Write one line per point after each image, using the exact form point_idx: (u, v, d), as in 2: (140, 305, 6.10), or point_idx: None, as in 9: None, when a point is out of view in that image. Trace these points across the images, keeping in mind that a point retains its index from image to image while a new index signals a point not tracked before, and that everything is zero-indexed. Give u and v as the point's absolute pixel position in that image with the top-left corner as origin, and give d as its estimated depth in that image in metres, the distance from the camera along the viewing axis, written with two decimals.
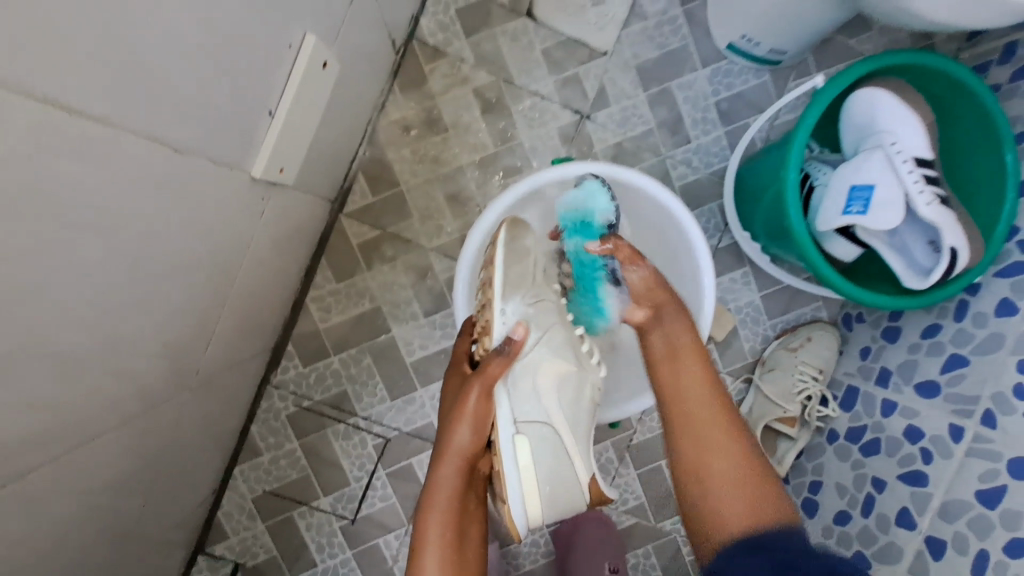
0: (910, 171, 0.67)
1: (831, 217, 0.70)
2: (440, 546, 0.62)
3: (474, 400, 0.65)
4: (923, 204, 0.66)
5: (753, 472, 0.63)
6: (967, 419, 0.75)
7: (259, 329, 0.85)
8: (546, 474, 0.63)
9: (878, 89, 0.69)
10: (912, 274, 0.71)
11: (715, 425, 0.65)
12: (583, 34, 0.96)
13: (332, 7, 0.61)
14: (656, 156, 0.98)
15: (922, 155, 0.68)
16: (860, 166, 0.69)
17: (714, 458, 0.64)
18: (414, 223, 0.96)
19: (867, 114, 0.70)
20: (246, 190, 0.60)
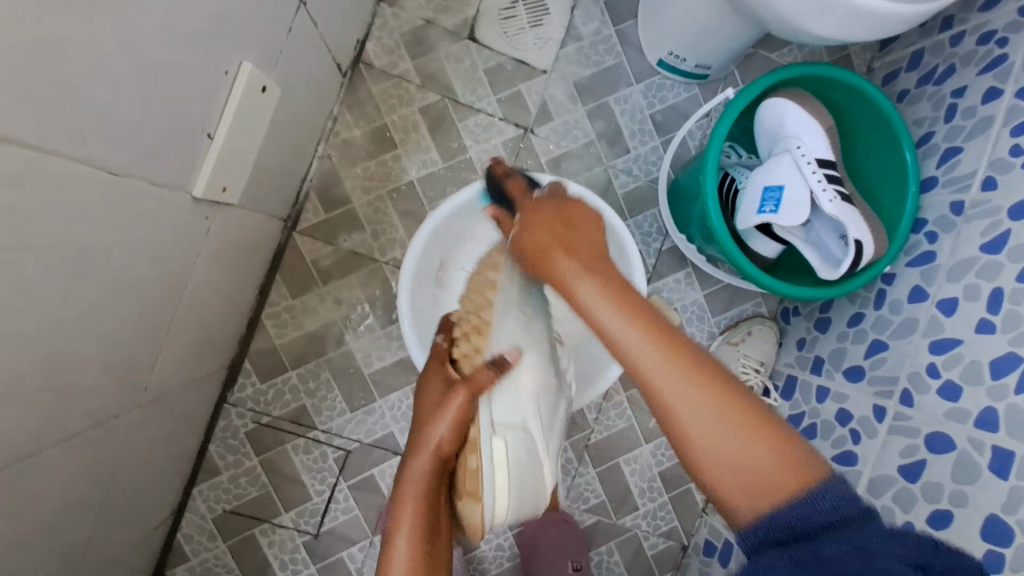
0: (815, 171, 0.73)
1: (748, 216, 0.76)
2: (412, 541, 0.62)
3: (459, 402, 0.66)
4: (828, 201, 0.72)
5: (736, 407, 0.49)
6: (888, 400, 0.81)
7: (213, 346, 0.86)
8: (518, 478, 0.62)
9: (783, 99, 0.75)
10: (826, 266, 0.77)
11: (645, 344, 0.53)
12: (523, 54, 1.02)
13: (268, 35, 0.64)
14: (597, 166, 1.04)
15: (824, 157, 0.74)
16: (770, 169, 0.75)
17: (658, 388, 0.51)
18: (367, 237, 0.99)
19: (775, 122, 0.76)
20: (191, 209, 0.62)
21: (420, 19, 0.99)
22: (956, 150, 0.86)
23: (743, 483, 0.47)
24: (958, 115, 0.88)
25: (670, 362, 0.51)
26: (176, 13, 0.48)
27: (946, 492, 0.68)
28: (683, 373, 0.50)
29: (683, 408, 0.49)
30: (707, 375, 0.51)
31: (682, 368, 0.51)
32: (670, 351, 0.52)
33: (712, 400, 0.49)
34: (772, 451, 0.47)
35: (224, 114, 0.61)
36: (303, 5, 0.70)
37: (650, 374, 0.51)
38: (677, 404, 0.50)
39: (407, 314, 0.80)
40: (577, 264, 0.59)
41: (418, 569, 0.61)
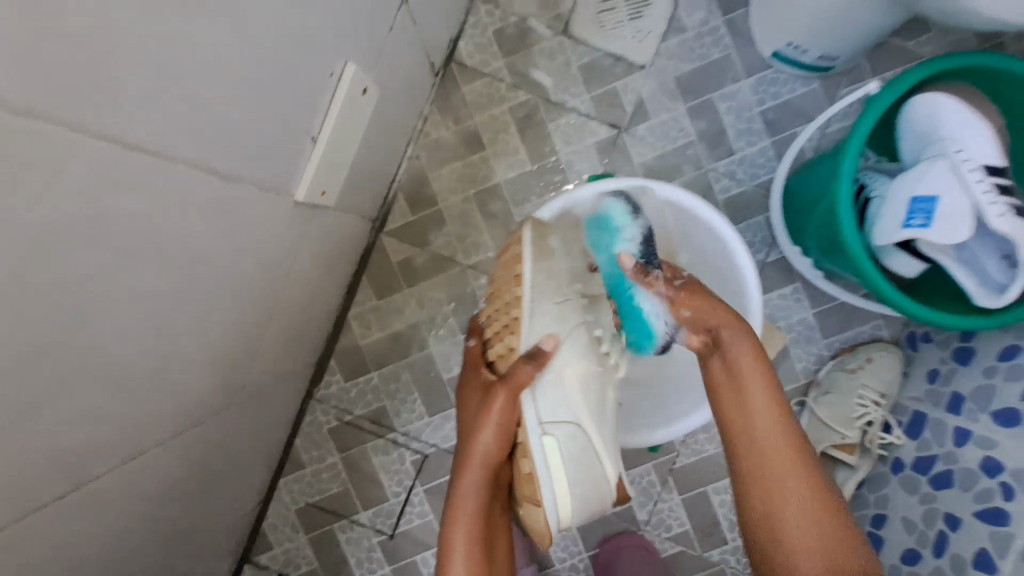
0: (980, 180, 0.61)
1: (890, 231, 0.66)
2: (468, 552, 0.61)
3: (501, 402, 0.63)
4: (996, 216, 0.60)
5: (818, 507, 0.57)
6: None
7: (303, 344, 0.88)
8: (576, 475, 0.61)
9: (943, 95, 0.64)
10: (984, 291, 0.65)
11: (765, 416, 0.60)
12: (620, 49, 0.96)
13: (371, 35, 0.63)
14: (697, 169, 0.96)
15: (993, 164, 0.62)
16: (921, 176, 0.64)
17: (771, 468, 0.59)
18: (452, 240, 0.97)
19: (929, 121, 0.65)
20: (291, 212, 0.62)
21: (514, 16, 0.96)
22: None
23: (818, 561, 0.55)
24: None
25: (792, 469, 0.58)
26: (285, 12, 0.47)
27: None
28: (811, 485, 0.58)
29: (789, 502, 0.57)
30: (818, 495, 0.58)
31: (793, 473, 0.58)
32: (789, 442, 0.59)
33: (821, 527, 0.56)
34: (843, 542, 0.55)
35: (326, 116, 0.60)
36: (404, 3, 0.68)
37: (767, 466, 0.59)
38: (790, 489, 0.58)
39: None
40: (730, 343, 0.62)
41: None
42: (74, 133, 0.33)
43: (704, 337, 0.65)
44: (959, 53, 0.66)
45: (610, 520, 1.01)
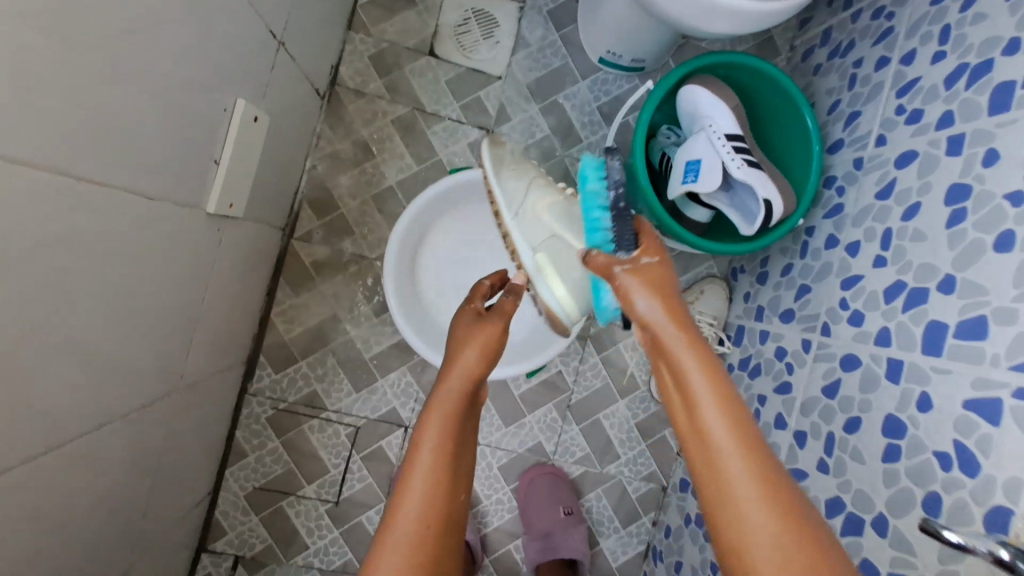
0: (724, 144, 0.86)
1: (675, 187, 0.90)
2: (434, 460, 0.57)
3: (496, 323, 0.72)
4: (736, 167, 0.85)
5: (781, 519, 0.48)
6: (812, 332, 0.94)
7: (232, 342, 1.00)
8: (575, 292, 0.82)
9: (697, 86, 0.89)
10: (746, 222, 0.90)
11: (720, 436, 0.52)
12: (479, 64, 1.15)
13: (256, 74, 0.78)
14: (555, 157, 1.17)
15: (732, 131, 0.87)
16: (689, 146, 0.88)
17: (725, 487, 0.50)
18: (357, 238, 1.12)
19: (693, 106, 0.90)
20: (205, 222, 0.75)
21: (384, 42, 1.12)
22: (857, 114, 0.99)
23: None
24: (858, 83, 1.01)
25: (753, 480, 0.50)
26: (184, 67, 0.61)
27: (856, 401, 0.82)
28: (757, 484, 0.50)
29: (739, 500, 0.50)
30: (786, 503, 0.49)
31: (757, 492, 0.50)
32: (768, 490, 0.50)
33: (774, 531, 0.48)
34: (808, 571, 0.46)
35: (227, 145, 0.74)
36: (282, 44, 0.83)
37: (719, 478, 0.51)
38: (740, 511, 0.49)
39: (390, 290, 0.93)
40: (678, 331, 0.58)
41: (439, 477, 0.57)
42: (36, 171, 0.47)
43: (646, 341, 0.61)
44: (711, 57, 0.91)
45: (524, 457, 1.20)
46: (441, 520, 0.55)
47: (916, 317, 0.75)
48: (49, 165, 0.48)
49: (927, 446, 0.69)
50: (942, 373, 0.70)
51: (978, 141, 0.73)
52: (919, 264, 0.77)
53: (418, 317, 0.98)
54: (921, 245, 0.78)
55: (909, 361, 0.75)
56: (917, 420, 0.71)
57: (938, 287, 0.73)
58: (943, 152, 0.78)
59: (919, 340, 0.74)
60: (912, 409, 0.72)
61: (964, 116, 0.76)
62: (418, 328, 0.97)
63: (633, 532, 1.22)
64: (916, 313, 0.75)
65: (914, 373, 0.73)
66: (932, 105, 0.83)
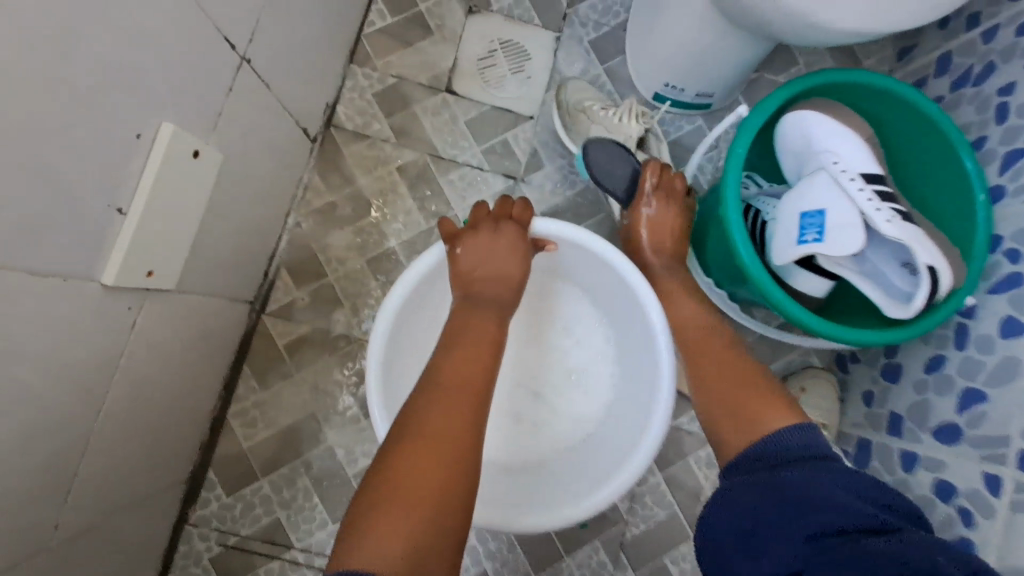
0: (862, 188, 0.61)
1: (786, 250, 0.63)
2: (444, 378, 0.56)
3: (507, 245, 0.68)
4: (884, 221, 0.59)
5: (735, 377, 0.63)
6: (1001, 465, 0.62)
7: (165, 457, 0.73)
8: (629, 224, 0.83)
9: (806, 112, 0.66)
10: (891, 300, 0.62)
11: (714, 343, 0.68)
12: (506, 103, 0.94)
13: (203, 95, 0.56)
14: (601, 212, 0.92)
15: (869, 172, 0.63)
16: (808, 189, 0.63)
17: (695, 363, 0.68)
18: (346, 313, 0.87)
19: (803, 139, 0.67)
20: (102, 300, 0.51)
21: (392, 77, 0.93)
22: (1020, 152, 0.72)
23: (724, 407, 0.61)
24: (1013, 114, 0.75)
25: (710, 355, 0.67)
26: (49, 59, 0.38)
27: None
28: (720, 359, 0.66)
29: (707, 369, 0.66)
30: (748, 376, 0.63)
31: (718, 364, 0.66)
32: (742, 374, 0.64)
33: (730, 385, 0.63)
34: (773, 415, 0.57)
35: (146, 191, 0.51)
36: (247, 62, 0.62)
37: (695, 365, 0.68)
38: (702, 371, 0.66)
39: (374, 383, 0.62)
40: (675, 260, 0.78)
41: (455, 369, 0.56)
42: None
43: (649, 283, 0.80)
44: (821, 74, 0.68)
45: None
46: (463, 422, 0.53)
47: None
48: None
49: None
50: None
51: None
52: None
53: None
54: None
55: None
56: None
57: None
58: None
59: None
60: None
61: None
62: None
63: None
64: None
65: None
66: None
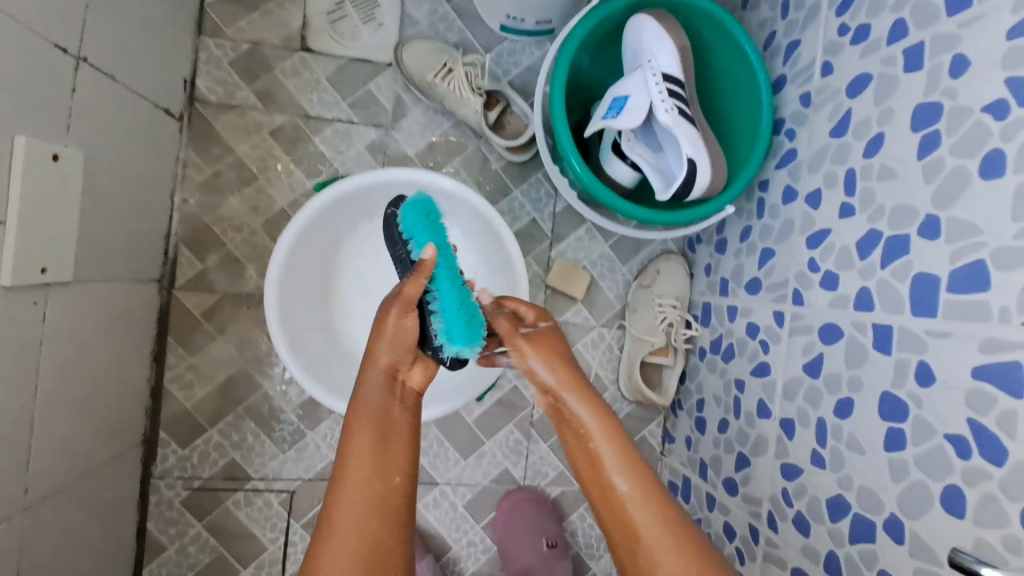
0: (659, 83, 0.72)
1: (595, 122, 0.76)
2: (363, 461, 0.58)
3: (418, 375, 0.66)
4: (664, 111, 0.71)
5: (661, 521, 0.55)
6: (783, 303, 0.81)
7: (114, 426, 0.83)
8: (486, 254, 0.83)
9: (646, 13, 0.76)
10: (662, 186, 0.77)
11: (620, 485, 0.58)
12: (363, 53, 0.99)
13: (45, 100, 0.61)
14: (469, 146, 1.02)
15: (674, 73, 0.73)
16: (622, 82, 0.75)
17: (630, 503, 0.57)
18: (253, 276, 0.96)
19: (637, 39, 0.76)
20: (8, 300, 0.58)
21: (245, 42, 0.95)
22: (796, 43, 0.85)
23: (669, 561, 0.53)
24: (792, 10, 0.86)
25: (632, 476, 0.59)
26: None
27: (844, 379, 0.69)
28: (640, 492, 0.58)
29: (636, 513, 0.56)
30: (673, 519, 0.56)
31: (640, 503, 0.57)
32: (661, 512, 0.56)
33: (658, 528, 0.55)
34: (687, 555, 0.53)
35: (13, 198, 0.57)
36: (84, 61, 0.66)
37: (608, 492, 0.59)
38: (637, 523, 0.56)
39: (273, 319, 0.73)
40: (573, 376, 0.66)
41: (370, 458, 0.58)
42: None
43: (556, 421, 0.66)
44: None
45: (491, 489, 1.06)
46: (392, 491, 0.57)
47: (897, 272, 0.63)
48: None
49: (936, 429, 0.57)
50: (940, 337, 0.58)
51: (940, 48, 0.61)
52: (893, 208, 0.65)
53: (315, 354, 0.79)
54: (891, 184, 0.66)
55: (899, 325, 0.62)
56: (920, 397, 0.59)
57: (920, 233, 0.61)
58: (900, 70, 0.66)
59: (907, 299, 0.61)
60: (911, 384, 0.60)
61: (918, 21, 0.63)
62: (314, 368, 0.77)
63: None
64: (897, 267, 0.63)
65: (908, 339, 0.61)
66: (878, 18, 0.69)
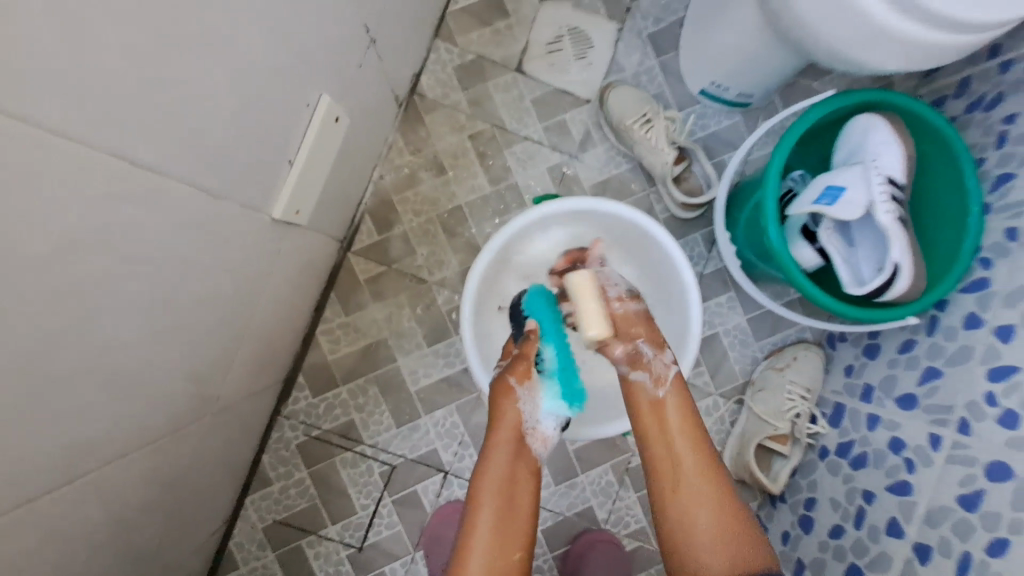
0: (881, 184, 0.74)
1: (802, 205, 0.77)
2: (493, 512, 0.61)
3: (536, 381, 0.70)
4: (883, 212, 0.73)
5: (714, 492, 0.64)
6: (944, 428, 0.79)
7: (273, 360, 0.91)
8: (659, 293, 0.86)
9: (876, 116, 0.78)
10: (853, 282, 0.78)
11: (687, 456, 0.66)
12: (568, 85, 1.06)
13: (343, 71, 0.70)
14: (639, 191, 1.06)
15: (897, 178, 0.75)
16: (839, 172, 0.77)
17: (682, 470, 0.65)
18: (419, 258, 1.03)
19: (861, 138, 0.78)
20: (268, 228, 0.67)
21: (471, 54, 1.05)
22: (1011, 176, 0.84)
23: (712, 545, 0.61)
24: (1011, 141, 0.85)
25: (706, 482, 0.64)
26: (270, 53, 0.53)
27: (1005, 521, 0.66)
28: (699, 470, 0.65)
29: (695, 488, 0.64)
30: (733, 518, 0.63)
31: (704, 486, 0.64)
32: (723, 508, 0.63)
33: (716, 517, 0.62)
34: (738, 538, 0.61)
35: (300, 141, 0.65)
36: (372, 43, 0.76)
37: (673, 472, 0.65)
38: (688, 491, 0.64)
39: (467, 322, 0.77)
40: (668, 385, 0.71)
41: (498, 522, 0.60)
42: (95, 155, 0.39)
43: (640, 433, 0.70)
44: (865, 90, 0.81)
45: (572, 522, 1.07)
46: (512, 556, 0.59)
47: None
48: (102, 146, 0.40)
49: None
50: None
51: None
52: None
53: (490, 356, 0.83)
54: None
55: None
56: None
57: None
58: None
59: None
60: None
61: None
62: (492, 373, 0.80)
63: None
64: None
65: None
66: None
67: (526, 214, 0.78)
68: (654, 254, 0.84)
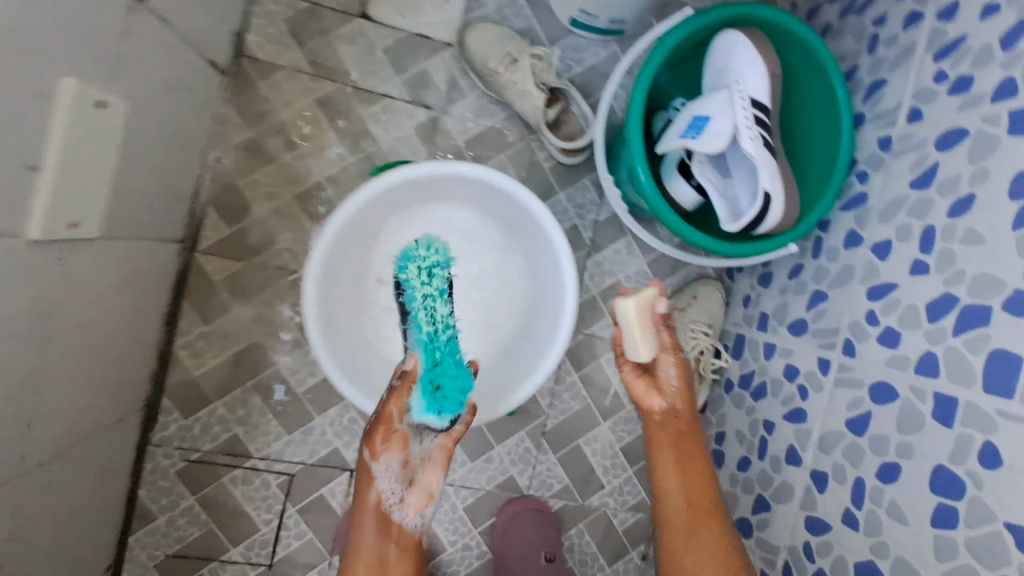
0: (745, 108, 0.70)
1: (670, 141, 0.73)
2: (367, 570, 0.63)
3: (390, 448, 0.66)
4: (748, 139, 0.69)
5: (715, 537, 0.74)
6: (831, 351, 0.78)
7: (119, 390, 0.79)
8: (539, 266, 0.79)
9: (738, 32, 0.72)
10: (729, 217, 0.74)
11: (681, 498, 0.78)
12: (423, 29, 0.93)
13: (96, 40, 0.55)
14: (519, 141, 0.97)
15: (762, 99, 0.71)
16: (705, 99, 0.72)
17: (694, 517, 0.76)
18: (280, 247, 0.91)
19: (725, 57, 0.73)
20: (33, 253, 0.54)
21: (303, 1, 0.90)
22: (882, 82, 0.80)
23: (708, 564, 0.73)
24: (881, 46, 0.81)
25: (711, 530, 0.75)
26: None
27: (892, 443, 0.66)
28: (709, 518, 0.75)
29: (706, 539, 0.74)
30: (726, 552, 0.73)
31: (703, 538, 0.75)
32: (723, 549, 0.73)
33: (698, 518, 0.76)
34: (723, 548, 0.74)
35: (54, 140, 0.52)
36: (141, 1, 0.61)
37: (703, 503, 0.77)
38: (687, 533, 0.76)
39: (313, 316, 0.68)
40: None
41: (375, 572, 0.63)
42: None
43: None
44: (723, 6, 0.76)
45: (495, 494, 1.04)
46: None
47: (971, 343, 0.60)
48: None
49: (994, 513, 0.55)
50: (1012, 420, 0.55)
51: None
52: (975, 276, 0.62)
53: (353, 350, 0.75)
54: (975, 250, 0.62)
55: (965, 400, 0.59)
56: (980, 477, 0.57)
57: (1002, 307, 0.58)
58: (1003, 132, 0.61)
59: (979, 374, 0.58)
60: (972, 462, 0.58)
61: None
62: (354, 368, 0.73)
63: (620, 570, 1.07)
64: (971, 338, 0.60)
65: (974, 415, 0.58)
66: (984, 71, 0.65)
67: (369, 184, 0.69)
68: (520, 216, 0.77)
